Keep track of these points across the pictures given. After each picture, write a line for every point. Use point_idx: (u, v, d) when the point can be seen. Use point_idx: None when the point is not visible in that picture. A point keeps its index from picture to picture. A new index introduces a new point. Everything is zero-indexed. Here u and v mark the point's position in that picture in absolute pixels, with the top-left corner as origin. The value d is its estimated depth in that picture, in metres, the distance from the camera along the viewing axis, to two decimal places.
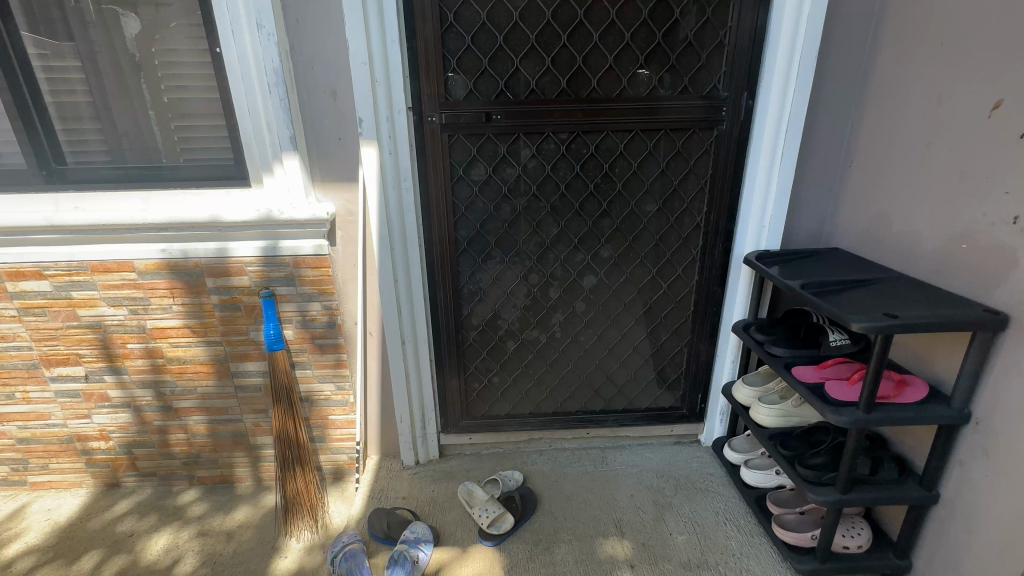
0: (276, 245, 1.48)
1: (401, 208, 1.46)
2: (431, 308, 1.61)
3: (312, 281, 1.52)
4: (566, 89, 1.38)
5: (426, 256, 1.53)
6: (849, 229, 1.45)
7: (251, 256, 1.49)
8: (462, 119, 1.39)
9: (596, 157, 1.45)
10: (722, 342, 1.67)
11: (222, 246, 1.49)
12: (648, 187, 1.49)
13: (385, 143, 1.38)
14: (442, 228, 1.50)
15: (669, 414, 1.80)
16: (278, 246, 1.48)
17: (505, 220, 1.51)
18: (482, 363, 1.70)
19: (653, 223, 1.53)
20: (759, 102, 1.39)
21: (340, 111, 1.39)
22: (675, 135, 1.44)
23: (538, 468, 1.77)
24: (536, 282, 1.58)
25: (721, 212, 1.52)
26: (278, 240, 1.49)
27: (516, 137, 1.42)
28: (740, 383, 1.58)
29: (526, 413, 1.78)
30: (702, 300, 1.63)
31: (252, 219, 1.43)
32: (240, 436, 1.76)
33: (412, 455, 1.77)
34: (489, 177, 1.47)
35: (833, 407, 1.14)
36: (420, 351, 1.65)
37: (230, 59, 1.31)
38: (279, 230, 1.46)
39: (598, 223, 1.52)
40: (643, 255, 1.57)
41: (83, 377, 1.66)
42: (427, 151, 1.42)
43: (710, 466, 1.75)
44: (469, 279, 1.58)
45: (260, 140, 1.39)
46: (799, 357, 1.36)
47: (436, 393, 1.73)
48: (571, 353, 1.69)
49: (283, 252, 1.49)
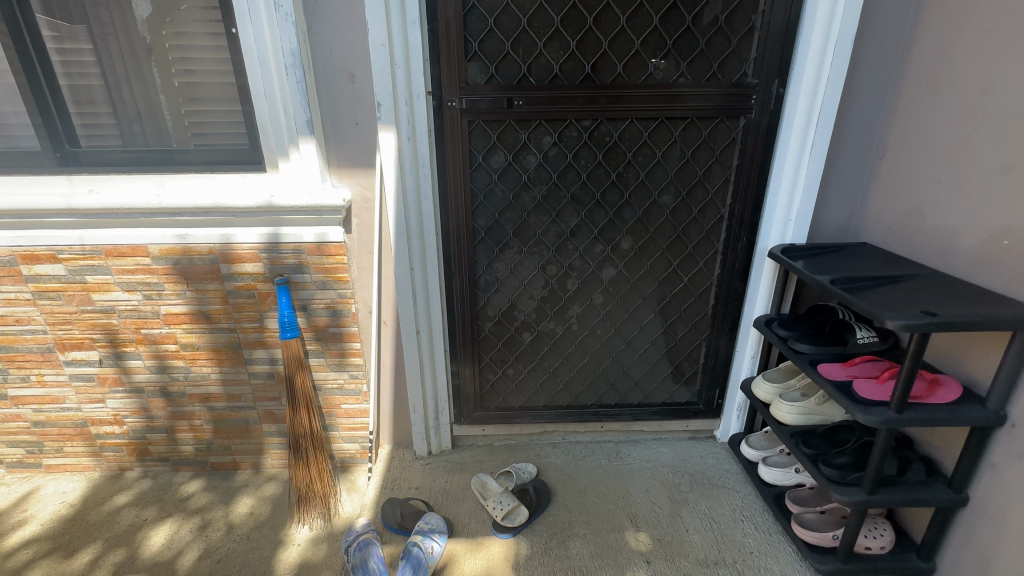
0: (279, 232, 1.46)
1: (418, 196, 1.43)
2: (447, 298, 1.58)
3: (327, 269, 1.50)
4: (590, 74, 1.34)
5: (443, 245, 1.51)
6: (879, 224, 1.41)
7: (255, 243, 1.48)
8: (482, 104, 1.35)
9: (619, 146, 1.41)
10: (742, 337, 1.63)
11: (235, 232, 1.47)
12: (672, 177, 1.45)
13: (404, 128, 1.35)
14: (458, 216, 1.46)
15: (685, 409, 1.78)
16: (281, 234, 1.46)
17: (524, 209, 1.47)
18: (497, 355, 1.68)
19: (676, 214, 1.49)
20: (791, 91, 1.34)
21: (357, 96, 1.35)
22: (701, 123, 1.40)
23: (551, 460, 1.75)
24: (554, 273, 1.55)
25: (747, 203, 1.47)
26: (281, 228, 1.47)
27: (536, 123, 1.39)
28: (759, 379, 1.57)
29: (540, 405, 1.75)
30: (723, 294, 1.59)
31: (263, 205, 1.40)
32: (252, 423, 1.76)
33: (425, 445, 1.76)
34: (509, 165, 1.43)
35: (862, 406, 1.11)
36: (435, 340, 1.63)
37: (247, 41, 1.28)
38: (283, 217, 1.44)
39: (620, 214, 1.48)
40: (664, 246, 1.53)
41: (97, 362, 1.65)
42: (446, 136, 1.38)
43: (726, 462, 1.73)
44: (486, 270, 1.55)
45: (276, 125, 1.36)
46: (824, 353, 1.33)
47: (450, 384, 1.72)
48: (588, 346, 1.66)
49: (287, 240, 1.47)
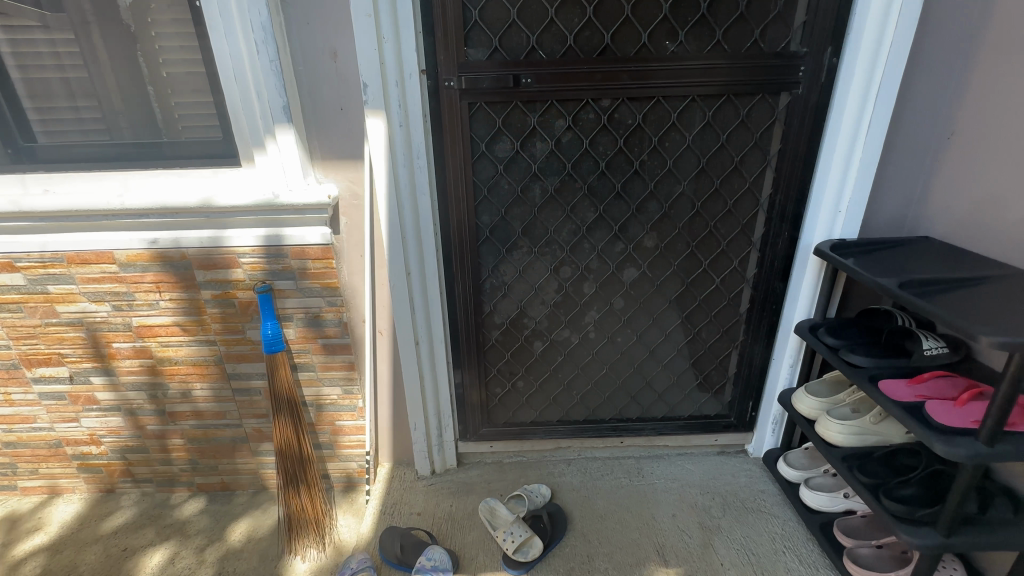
0: (280, 234, 1.31)
1: (413, 191, 1.25)
2: (448, 304, 1.41)
3: (313, 274, 1.36)
4: (610, 46, 1.15)
5: (444, 246, 1.33)
6: (945, 215, 1.21)
7: (249, 246, 1.32)
8: (484, 84, 1.16)
9: (643, 130, 1.21)
10: (781, 343, 1.45)
11: (228, 232, 1.32)
12: (704, 164, 1.25)
13: (394, 113, 1.17)
14: (460, 213, 1.29)
15: (714, 423, 1.59)
16: (281, 236, 1.31)
17: (534, 204, 1.29)
18: (505, 367, 1.50)
19: (707, 207, 1.29)
20: (846, 61, 1.14)
21: (339, 77, 1.17)
22: (739, 101, 1.20)
23: (566, 480, 1.59)
24: (568, 275, 1.37)
25: (790, 194, 1.28)
26: (281, 229, 1.32)
27: (547, 104, 1.19)
28: (800, 391, 1.40)
29: (554, 421, 1.58)
30: (760, 296, 1.40)
31: (263, 203, 1.26)
32: (241, 441, 1.61)
33: (428, 464, 1.61)
34: (517, 154, 1.24)
35: (942, 436, 0.93)
36: (436, 351, 1.47)
37: (212, 15, 1.11)
38: (282, 218, 1.29)
39: (643, 208, 1.29)
40: (694, 244, 1.33)
41: (68, 379, 1.51)
42: (442, 122, 1.20)
43: (761, 481, 1.55)
44: (492, 273, 1.37)
45: (249, 112, 1.19)
46: (883, 367, 1.15)
47: (454, 397, 1.55)
48: (606, 356, 1.48)
49: (288, 242, 1.32)
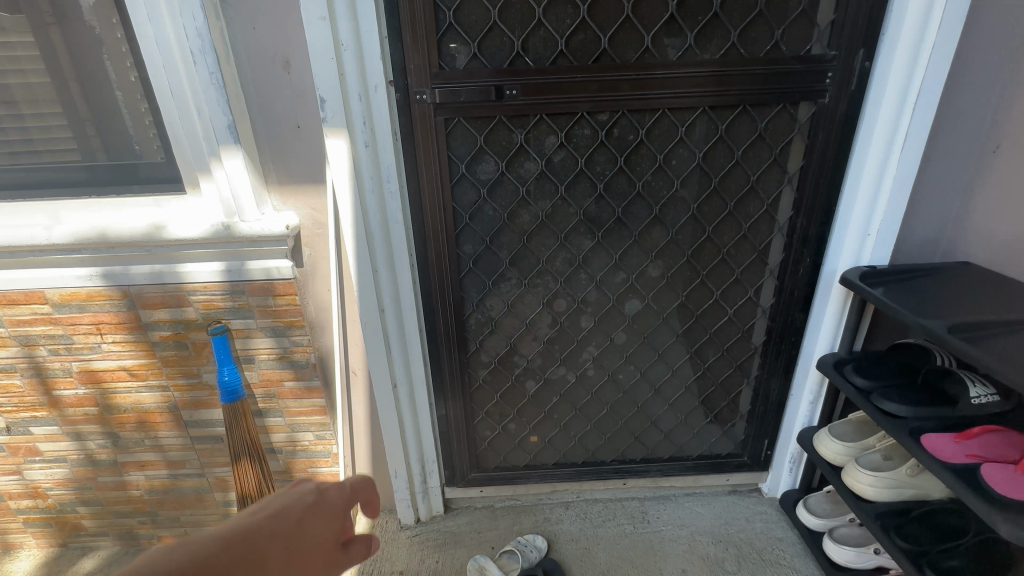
0: (242, 266, 1.15)
1: (383, 219, 1.09)
2: (429, 343, 1.26)
3: (275, 312, 1.20)
4: (608, 51, 0.99)
5: (422, 279, 1.18)
6: (991, 240, 1.06)
7: (210, 281, 1.16)
8: (463, 96, 1.00)
9: (647, 146, 1.06)
10: (800, 378, 1.31)
11: (183, 264, 1.15)
12: (715, 185, 1.09)
13: (358, 131, 1.01)
14: (438, 243, 1.13)
15: (726, 463, 1.45)
16: (244, 268, 1.15)
17: (523, 232, 1.13)
18: (494, 409, 1.35)
19: (720, 232, 1.14)
20: (881, 65, 0.98)
21: (293, 90, 1.01)
22: (756, 112, 1.04)
23: (565, 528, 1.45)
24: (563, 308, 1.21)
25: (813, 216, 1.12)
26: (243, 261, 1.15)
27: (536, 119, 1.03)
28: (823, 434, 1.25)
29: (549, 463, 1.43)
30: (778, 328, 1.25)
31: (211, 234, 1.09)
32: (204, 492, 1.46)
33: (411, 513, 1.46)
34: (502, 175, 1.09)
35: (1005, 512, 0.79)
36: (417, 392, 1.31)
37: (141, 21, 0.95)
38: (241, 250, 1.13)
39: (648, 234, 1.14)
40: (704, 273, 1.18)
41: (4, 430, 1.35)
42: (414, 140, 1.04)
43: (778, 527, 1.41)
44: (477, 308, 1.22)
45: (190, 131, 1.03)
46: (924, 419, 1.01)
47: (438, 441, 1.40)
48: (606, 395, 1.33)
49: (253, 275, 1.15)
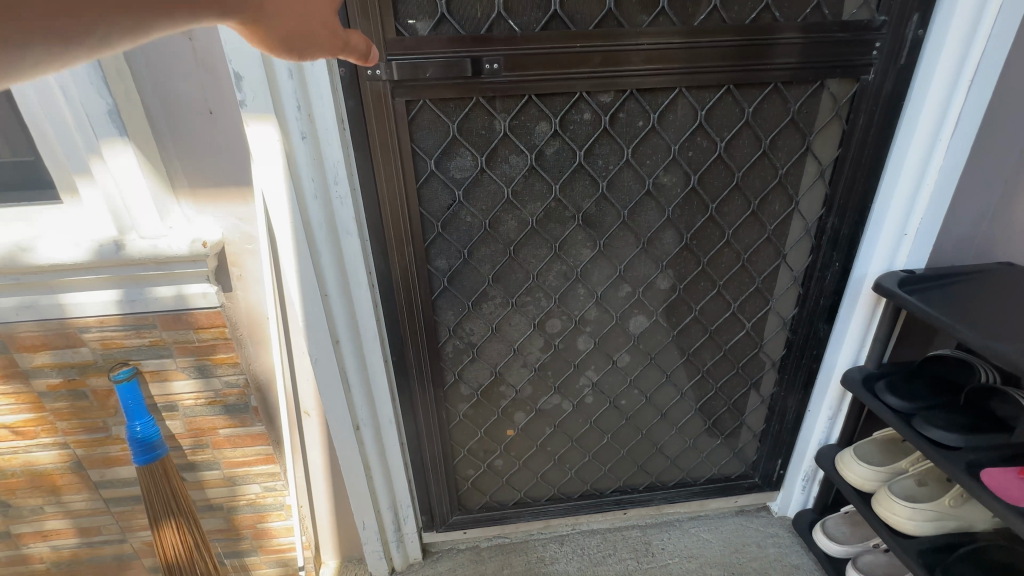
0: (143, 293, 0.89)
1: (332, 230, 0.86)
2: (397, 376, 1.04)
3: (198, 349, 0.96)
4: (614, 12, 0.77)
5: (385, 301, 0.95)
6: None
7: (103, 315, 0.90)
8: (429, 72, 0.77)
9: (659, 134, 0.86)
10: (819, 393, 1.17)
11: (66, 295, 0.88)
12: (738, 180, 0.91)
13: (289, 118, 0.77)
14: (404, 258, 0.91)
15: (736, 486, 1.31)
16: (147, 295, 0.89)
17: (508, 241, 0.92)
18: (478, 445, 1.15)
19: (740, 235, 0.97)
20: (936, 34, 0.81)
21: (198, 63, 0.76)
22: (789, 91, 0.86)
23: (561, 570, 1.28)
24: (557, 330, 1.02)
25: (846, 215, 0.96)
26: (144, 286, 0.89)
27: (524, 100, 0.82)
28: (847, 455, 1.12)
29: (542, 499, 1.26)
30: (800, 342, 1.10)
31: (92, 259, 0.83)
32: (127, 559, 1.20)
33: (384, 564, 1.26)
34: (481, 173, 0.87)
35: None
36: (385, 432, 1.10)
37: None
38: (139, 274, 0.88)
39: (658, 240, 0.95)
40: (721, 283, 1.01)
41: None
42: (367, 129, 0.80)
43: (793, 553, 1.29)
44: (454, 333, 1.01)
45: (56, 119, 0.78)
46: (979, 450, 0.87)
47: (413, 483, 1.20)
48: (607, 424, 1.15)
49: (160, 304, 0.90)
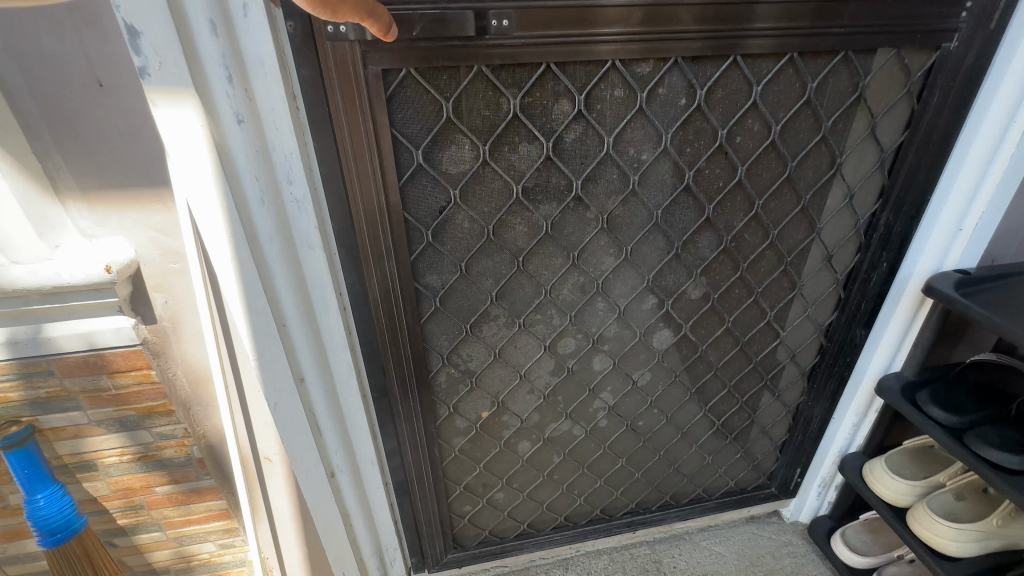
0: (29, 335, 0.67)
1: (287, 244, 0.65)
2: (379, 413, 0.86)
3: (118, 397, 0.75)
4: None
5: (361, 329, 0.76)
6: None
7: None
8: (416, 30, 0.56)
9: (704, 116, 0.69)
10: (847, 401, 1.07)
11: None
12: (790, 172, 0.76)
13: (217, 94, 0.55)
14: (386, 276, 0.71)
15: (752, 496, 1.22)
16: (34, 338, 0.67)
17: (516, 250, 0.74)
18: (476, 481, 0.99)
19: (784, 235, 0.82)
20: None
21: (72, 13, 0.52)
22: (857, 63, 0.71)
23: None
24: (572, 350, 0.86)
25: (902, 211, 0.83)
26: (30, 325, 0.67)
27: (540, 71, 0.62)
28: (878, 467, 1.03)
29: (547, 528, 1.12)
30: (834, 348, 0.99)
31: None
32: None
33: None
34: (483, 166, 0.67)
35: None
36: (367, 475, 0.92)
37: None
38: (24, 309, 0.65)
39: (693, 244, 0.79)
40: (758, 291, 0.87)
41: None
42: (330, 111, 0.59)
43: (810, 563, 1.21)
44: (449, 361, 0.83)
45: None
46: None
47: (400, 525, 1.03)
48: (622, 447, 1.02)
49: (57, 347, 0.68)
